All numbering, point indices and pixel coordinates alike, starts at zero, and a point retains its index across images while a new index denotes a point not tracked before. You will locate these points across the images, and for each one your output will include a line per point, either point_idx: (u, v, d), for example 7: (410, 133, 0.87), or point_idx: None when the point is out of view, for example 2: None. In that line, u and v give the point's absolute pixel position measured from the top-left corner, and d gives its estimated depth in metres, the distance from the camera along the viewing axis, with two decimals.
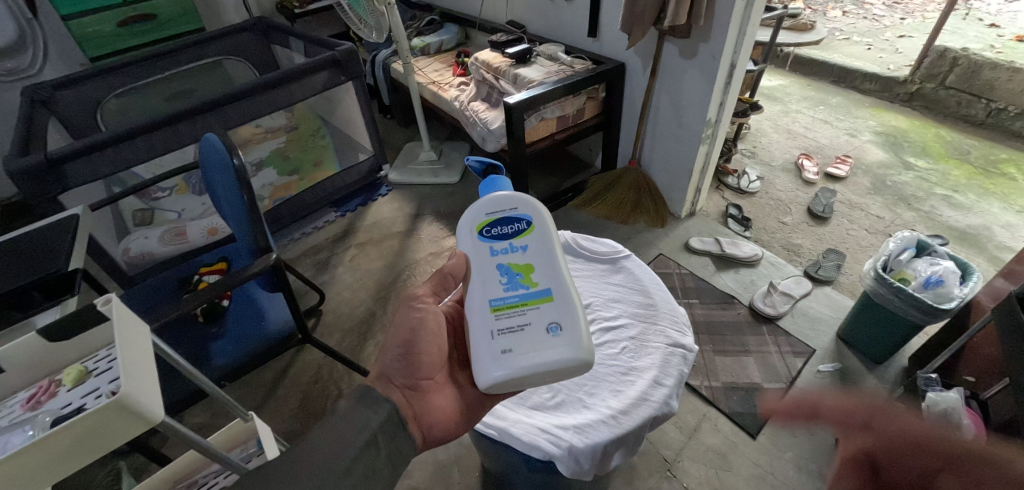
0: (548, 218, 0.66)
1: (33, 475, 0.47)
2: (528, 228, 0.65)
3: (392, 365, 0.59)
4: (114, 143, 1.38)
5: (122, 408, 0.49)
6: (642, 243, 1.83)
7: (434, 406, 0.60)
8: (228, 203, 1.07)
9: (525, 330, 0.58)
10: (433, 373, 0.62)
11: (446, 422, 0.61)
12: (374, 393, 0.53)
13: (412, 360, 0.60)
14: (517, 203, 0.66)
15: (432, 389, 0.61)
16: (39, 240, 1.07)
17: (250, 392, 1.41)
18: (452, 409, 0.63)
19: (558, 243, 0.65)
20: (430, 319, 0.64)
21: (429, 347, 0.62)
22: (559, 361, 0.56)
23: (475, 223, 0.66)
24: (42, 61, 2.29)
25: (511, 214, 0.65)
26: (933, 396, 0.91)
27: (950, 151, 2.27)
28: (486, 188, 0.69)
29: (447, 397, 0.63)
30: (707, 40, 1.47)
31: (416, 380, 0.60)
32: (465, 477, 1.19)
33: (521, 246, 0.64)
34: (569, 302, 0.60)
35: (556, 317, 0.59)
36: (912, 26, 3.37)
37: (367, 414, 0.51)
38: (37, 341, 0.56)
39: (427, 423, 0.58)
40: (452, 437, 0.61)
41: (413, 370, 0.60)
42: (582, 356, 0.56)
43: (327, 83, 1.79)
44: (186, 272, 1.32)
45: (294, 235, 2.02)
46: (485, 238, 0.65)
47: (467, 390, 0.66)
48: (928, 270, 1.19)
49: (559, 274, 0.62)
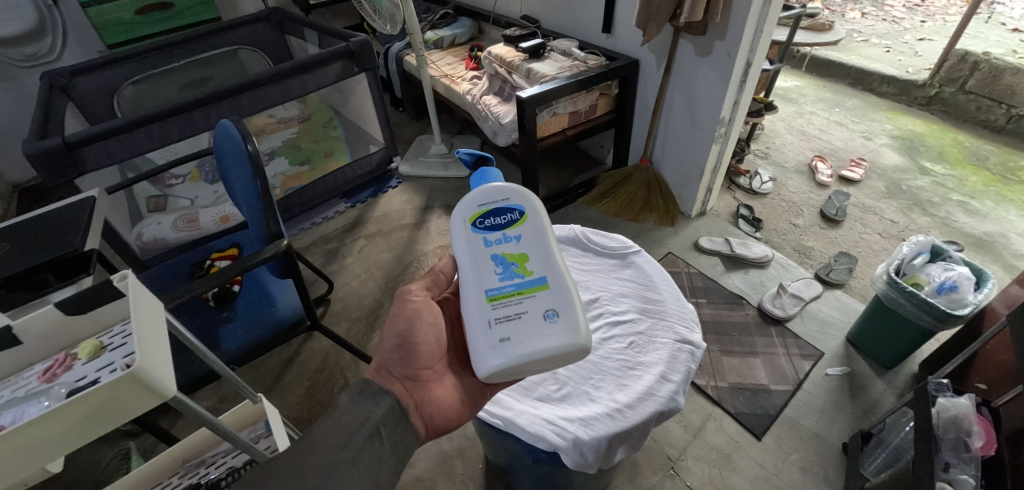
0: (541, 207, 0.65)
1: (50, 443, 0.49)
2: (522, 217, 0.64)
3: (391, 357, 0.60)
4: (129, 129, 1.40)
5: (134, 382, 0.49)
6: (651, 241, 1.82)
7: (435, 396, 0.61)
8: (240, 189, 1.08)
9: (523, 319, 0.58)
10: (432, 362, 0.63)
11: (447, 411, 0.61)
12: (374, 387, 0.55)
13: (409, 351, 0.61)
14: (510, 193, 0.65)
15: (432, 379, 0.62)
16: (55, 221, 1.09)
17: (258, 378, 1.43)
18: (453, 397, 0.63)
19: (552, 231, 0.65)
20: (425, 310, 0.65)
21: (427, 337, 0.63)
22: (557, 348, 0.57)
23: (467, 214, 0.64)
24: (61, 48, 2.33)
25: (504, 205, 0.65)
26: (944, 401, 0.89)
27: (968, 157, 2.23)
28: (478, 180, 0.67)
29: (447, 386, 0.64)
30: (723, 38, 1.46)
31: (415, 371, 0.61)
32: (468, 469, 1.19)
33: (515, 236, 0.64)
34: (565, 290, 0.60)
35: (553, 304, 0.59)
36: (933, 29, 3.31)
37: (369, 407, 0.52)
38: (54, 314, 0.57)
39: (428, 412, 0.59)
40: (455, 425, 0.62)
41: (411, 361, 0.61)
42: (580, 341, 0.57)
43: (340, 73, 1.80)
44: (197, 257, 1.34)
45: (305, 225, 2.03)
46: (479, 229, 0.64)
47: (467, 378, 0.66)
48: (942, 275, 1.17)
49: (555, 261, 0.62)
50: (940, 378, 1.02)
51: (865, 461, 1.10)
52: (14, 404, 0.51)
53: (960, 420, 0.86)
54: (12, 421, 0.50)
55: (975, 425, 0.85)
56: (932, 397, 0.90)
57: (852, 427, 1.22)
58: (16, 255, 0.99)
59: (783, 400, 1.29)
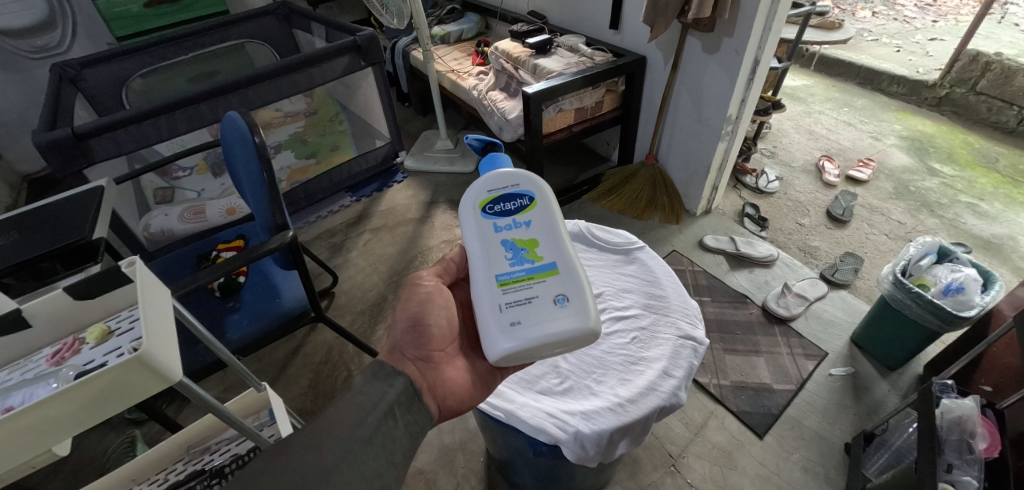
0: (551, 193, 0.65)
1: (58, 423, 0.49)
2: (531, 203, 0.64)
3: (404, 338, 0.61)
4: (138, 120, 1.41)
5: (141, 365, 0.50)
6: (655, 239, 1.82)
7: (447, 377, 0.61)
8: (247, 180, 1.08)
9: (533, 303, 0.58)
10: (443, 345, 0.63)
11: (459, 393, 0.61)
12: (387, 368, 0.54)
13: (422, 333, 0.62)
14: (520, 179, 0.65)
15: (444, 361, 0.62)
16: (65, 209, 1.10)
17: (263, 368, 1.44)
18: (465, 380, 0.63)
19: (562, 218, 0.65)
20: (437, 295, 0.66)
21: (438, 320, 0.64)
22: (568, 332, 0.57)
23: (477, 200, 0.64)
24: (70, 40, 2.35)
25: (514, 190, 0.65)
26: (949, 403, 0.88)
27: (977, 158, 2.21)
28: (487, 166, 0.67)
29: (459, 369, 0.64)
30: (731, 35, 1.45)
31: (428, 352, 0.61)
32: (469, 462, 1.20)
33: (524, 221, 0.64)
34: (574, 275, 0.60)
35: (563, 289, 0.59)
36: (945, 29, 3.27)
37: (383, 387, 0.52)
38: (63, 299, 0.57)
39: (441, 394, 0.59)
40: (467, 407, 0.62)
41: (424, 343, 0.61)
42: (590, 325, 0.57)
43: (348, 67, 1.80)
44: (204, 247, 1.35)
45: (310, 219, 2.04)
46: (488, 214, 0.64)
47: (478, 362, 0.66)
48: (949, 277, 1.16)
49: (565, 247, 0.62)
50: (946, 379, 1.02)
51: (866, 461, 1.10)
52: (23, 385, 0.52)
53: (964, 422, 0.85)
54: (22, 401, 0.50)
55: (980, 426, 0.84)
56: (935, 399, 0.90)
57: (855, 427, 1.22)
58: (26, 243, 1.00)
59: (786, 400, 1.28)
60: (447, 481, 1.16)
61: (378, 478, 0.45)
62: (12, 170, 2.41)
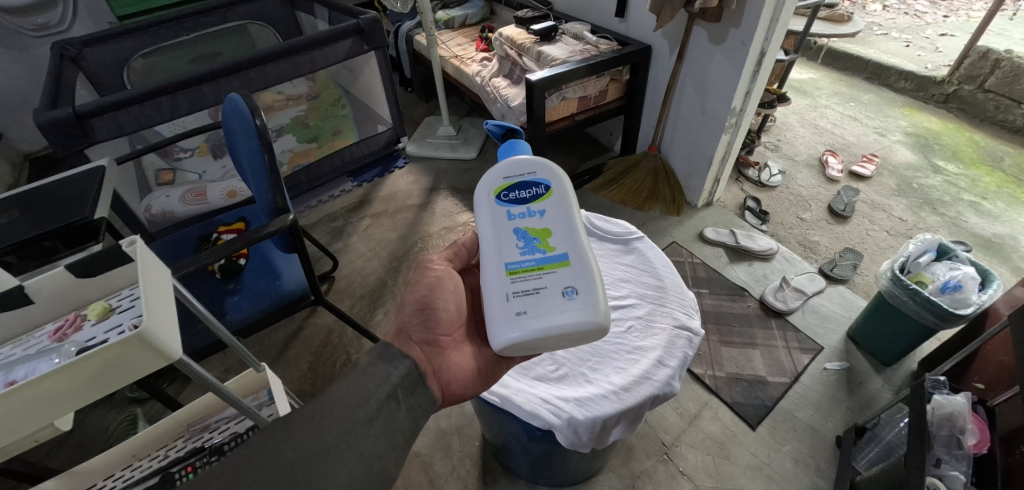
0: (568, 183, 0.65)
1: (62, 396, 0.50)
2: (548, 192, 0.65)
3: (412, 321, 0.62)
4: (138, 101, 1.40)
5: (141, 342, 0.51)
6: (655, 230, 1.82)
7: (453, 362, 0.62)
8: (248, 162, 1.07)
9: (542, 294, 0.59)
10: (450, 329, 0.64)
11: (462, 378, 0.62)
12: (393, 350, 0.55)
13: (429, 316, 0.63)
14: (536, 167, 0.65)
15: (449, 346, 0.63)
16: (68, 188, 1.10)
17: (264, 349, 1.46)
18: (469, 367, 0.64)
19: (577, 208, 0.65)
20: (446, 279, 0.67)
21: (446, 304, 0.65)
22: (574, 324, 0.57)
23: (492, 187, 0.65)
24: (72, 18, 2.32)
25: (531, 179, 0.65)
26: (939, 399, 0.88)
27: (983, 157, 2.20)
28: (505, 151, 0.67)
29: (464, 354, 0.65)
30: (738, 26, 1.42)
31: (435, 336, 0.62)
32: (465, 446, 1.21)
33: (538, 210, 0.64)
34: (585, 267, 0.60)
35: (572, 282, 0.60)
36: (956, 25, 3.23)
37: (387, 369, 0.52)
38: (66, 276, 0.58)
39: (444, 379, 0.60)
40: (472, 394, 0.63)
41: (431, 327, 0.62)
42: (598, 320, 0.57)
43: (350, 51, 1.78)
44: (207, 229, 1.36)
45: (312, 203, 2.05)
46: (503, 202, 0.64)
47: (484, 349, 0.67)
48: (947, 274, 1.16)
49: (578, 239, 0.62)
50: (938, 374, 1.02)
51: (857, 455, 1.11)
52: (26, 360, 0.53)
53: (954, 418, 0.85)
54: (24, 375, 0.51)
55: (969, 423, 0.84)
56: (927, 394, 0.89)
57: (848, 420, 1.23)
58: (30, 221, 1.01)
59: (780, 392, 1.29)
60: (443, 464, 1.18)
61: (377, 461, 0.46)
62: (13, 148, 2.41)
